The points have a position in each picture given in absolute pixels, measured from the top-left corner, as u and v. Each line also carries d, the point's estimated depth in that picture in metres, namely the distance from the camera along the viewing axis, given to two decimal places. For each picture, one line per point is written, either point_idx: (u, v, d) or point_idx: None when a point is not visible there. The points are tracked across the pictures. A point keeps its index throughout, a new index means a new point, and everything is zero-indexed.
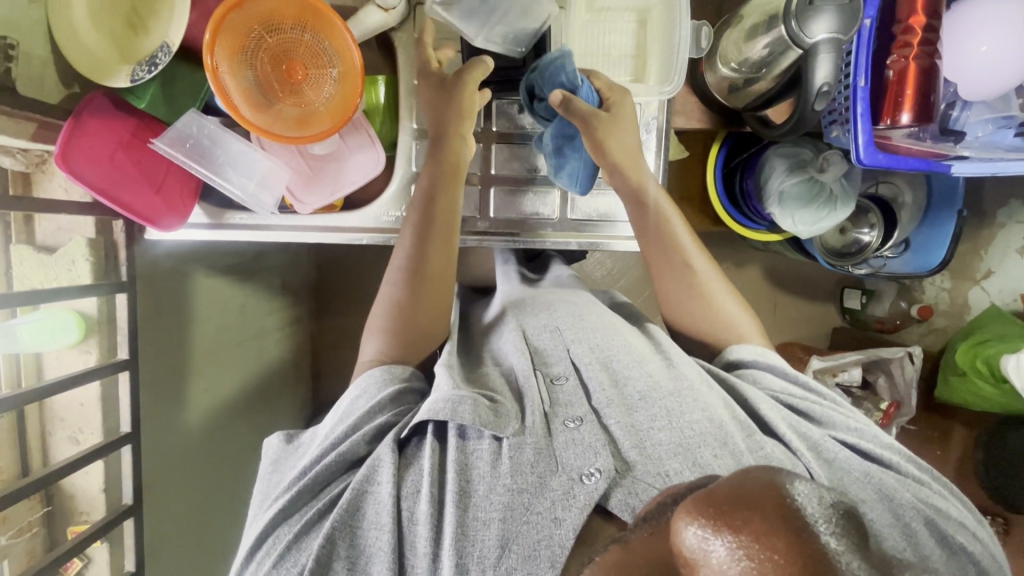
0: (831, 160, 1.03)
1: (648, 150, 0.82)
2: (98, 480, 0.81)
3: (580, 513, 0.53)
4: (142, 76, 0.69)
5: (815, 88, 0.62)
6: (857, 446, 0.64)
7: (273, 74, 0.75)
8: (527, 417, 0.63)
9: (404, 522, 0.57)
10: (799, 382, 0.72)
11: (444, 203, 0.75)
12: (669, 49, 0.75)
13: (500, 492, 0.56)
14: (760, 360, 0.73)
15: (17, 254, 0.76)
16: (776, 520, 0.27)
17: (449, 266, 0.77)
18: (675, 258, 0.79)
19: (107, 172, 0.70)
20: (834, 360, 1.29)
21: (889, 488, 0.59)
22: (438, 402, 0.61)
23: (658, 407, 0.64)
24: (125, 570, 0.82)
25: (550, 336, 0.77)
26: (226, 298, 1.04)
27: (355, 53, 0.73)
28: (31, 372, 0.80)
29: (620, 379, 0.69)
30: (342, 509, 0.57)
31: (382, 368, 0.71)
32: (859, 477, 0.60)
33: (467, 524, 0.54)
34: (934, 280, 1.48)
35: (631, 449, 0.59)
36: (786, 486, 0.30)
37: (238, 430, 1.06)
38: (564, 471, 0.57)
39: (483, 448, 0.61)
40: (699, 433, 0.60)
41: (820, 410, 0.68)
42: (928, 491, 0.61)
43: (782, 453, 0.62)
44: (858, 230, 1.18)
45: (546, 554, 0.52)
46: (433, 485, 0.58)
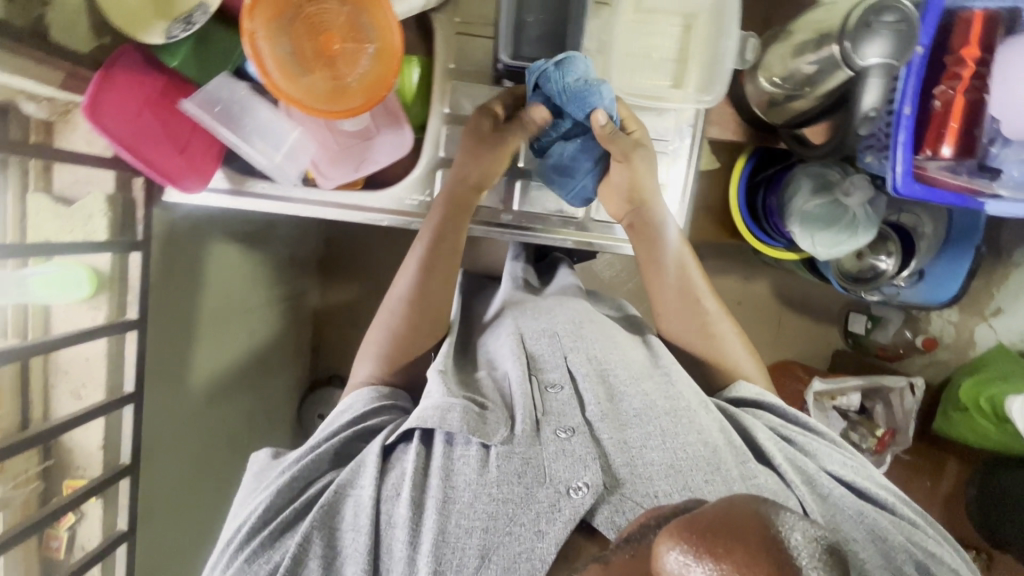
0: (857, 184, 1.02)
1: (680, 156, 0.81)
2: (96, 438, 0.80)
3: (563, 527, 0.55)
4: (179, 34, 0.67)
5: (864, 110, 0.64)
6: (851, 482, 0.64)
7: (307, 43, 0.73)
8: (517, 424, 0.64)
9: (382, 525, 0.59)
10: (797, 418, 0.72)
11: (439, 251, 0.77)
12: (714, 59, 0.75)
13: (484, 501, 0.58)
14: (759, 401, 0.72)
15: (31, 201, 0.74)
16: (755, 551, 0.27)
17: (443, 306, 0.78)
18: (689, 289, 0.79)
19: (134, 128, 0.68)
20: (836, 384, 1.29)
21: (882, 530, 0.59)
22: (428, 410, 0.63)
23: (651, 427, 0.65)
24: (118, 528, 0.82)
25: (548, 342, 0.74)
26: (237, 267, 1.04)
27: (397, 31, 0.72)
28: (38, 324, 0.78)
29: (617, 395, 0.68)
30: (320, 508, 0.60)
31: (372, 387, 0.73)
32: (852, 515, 0.61)
33: (449, 530, 0.56)
34: (942, 313, 1.49)
35: (621, 466, 0.60)
36: (771, 518, 0.29)
37: (238, 398, 1.06)
38: (552, 484, 0.58)
39: (470, 454, 0.62)
40: (691, 457, 0.61)
41: (816, 444, 0.68)
42: (921, 534, 0.62)
43: (775, 484, 0.61)
44: (875, 256, 1.16)
45: (525, 566, 0.54)
46: (414, 489, 0.60)
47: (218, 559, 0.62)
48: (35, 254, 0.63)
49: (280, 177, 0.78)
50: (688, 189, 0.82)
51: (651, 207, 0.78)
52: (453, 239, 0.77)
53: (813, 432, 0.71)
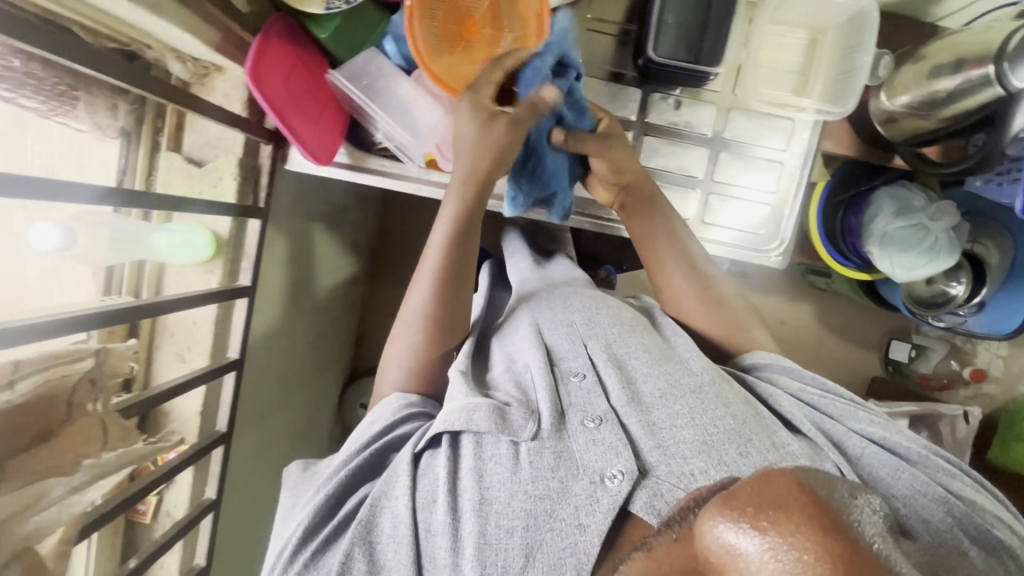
0: (944, 211, 1.04)
1: (794, 168, 0.83)
2: (194, 403, 0.80)
3: (603, 517, 0.53)
4: (338, 6, 0.68)
5: (1011, 133, 0.64)
6: (885, 439, 0.63)
7: (451, 27, 0.74)
8: (543, 418, 0.63)
9: (422, 534, 0.58)
10: (822, 384, 0.70)
11: (460, 242, 0.73)
12: (846, 73, 0.77)
13: (521, 498, 0.56)
14: (774, 364, 0.73)
15: (164, 159, 0.74)
16: (799, 515, 0.28)
17: (463, 299, 0.76)
18: (710, 282, 0.80)
19: (283, 95, 0.69)
20: (890, 408, 1.31)
21: (920, 484, 0.57)
22: (453, 412, 0.63)
23: (680, 405, 0.64)
24: (205, 497, 0.81)
25: (566, 332, 0.75)
26: (288, 244, 1.02)
27: (543, 18, 0.73)
28: (151, 283, 0.77)
29: (637, 379, 0.68)
30: (358, 525, 0.58)
31: (398, 395, 0.72)
32: (890, 474, 0.59)
33: (489, 533, 0.55)
34: (990, 346, 1.53)
35: (653, 450, 0.59)
36: (811, 486, 0.30)
37: (267, 379, 1.04)
38: (585, 474, 0.57)
39: (501, 452, 0.61)
40: (723, 431, 0.60)
41: (839, 405, 0.67)
42: (962, 483, 0.60)
43: (806, 450, 0.61)
44: (947, 283, 1.17)
45: (572, 562, 0.52)
46: (448, 494, 0.59)
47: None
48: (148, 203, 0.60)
49: (405, 157, 0.79)
50: (799, 200, 0.83)
51: (641, 182, 0.80)
52: (474, 228, 0.74)
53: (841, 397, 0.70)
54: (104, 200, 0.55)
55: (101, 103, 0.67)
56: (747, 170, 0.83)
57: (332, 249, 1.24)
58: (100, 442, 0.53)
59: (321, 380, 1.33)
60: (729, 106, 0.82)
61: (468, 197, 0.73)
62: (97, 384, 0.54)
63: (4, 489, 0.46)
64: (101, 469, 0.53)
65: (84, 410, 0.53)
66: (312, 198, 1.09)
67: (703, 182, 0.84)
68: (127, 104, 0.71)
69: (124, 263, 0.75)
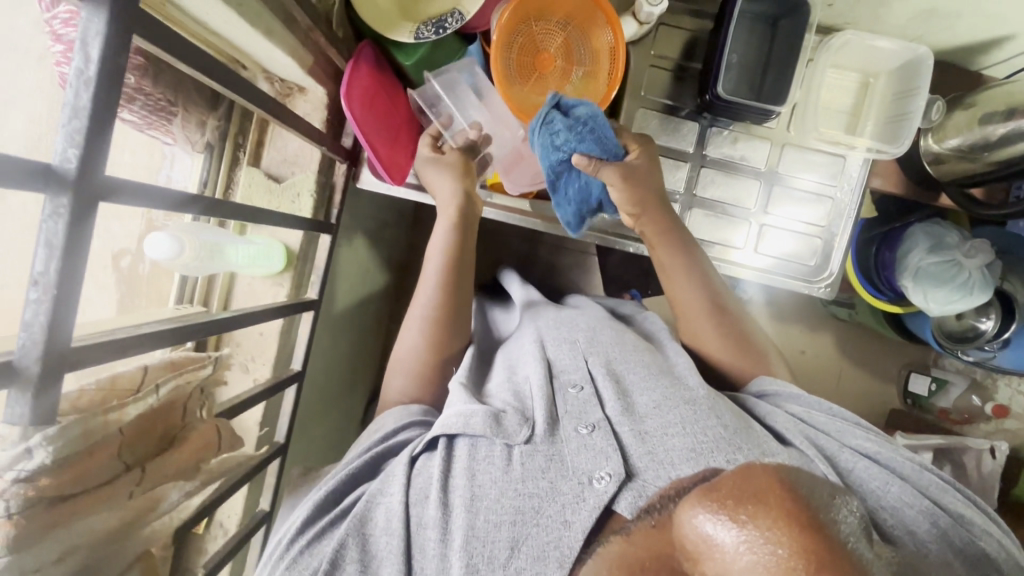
0: (980, 248, 1.05)
1: (847, 203, 0.86)
2: (256, 413, 0.80)
3: (588, 515, 0.54)
4: (427, 35, 0.70)
5: None
6: (875, 455, 0.62)
7: (528, 61, 0.78)
8: (537, 425, 0.65)
9: (414, 526, 0.59)
10: (818, 405, 0.70)
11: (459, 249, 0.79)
12: (899, 116, 0.81)
13: (511, 496, 0.58)
14: (781, 391, 0.73)
15: (245, 174, 0.76)
16: (775, 506, 0.33)
17: (461, 309, 0.80)
18: (716, 302, 0.80)
19: (369, 113, 0.72)
20: (918, 441, 1.32)
21: (909, 497, 0.57)
22: (451, 416, 0.65)
23: (673, 415, 0.64)
24: (259, 508, 0.81)
25: (568, 348, 0.77)
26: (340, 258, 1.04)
27: (617, 52, 0.76)
28: (221, 294, 0.79)
29: (633, 391, 0.69)
30: (353, 518, 0.60)
31: (401, 407, 0.74)
32: (878, 487, 0.58)
33: (478, 526, 0.56)
34: (1009, 382, 1.55)
35: (641, 457, 0.59)
36: (784, 482, 0.35)
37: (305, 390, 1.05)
38: (574, 476, 0.58)
39: (495, 454, 0.62)
40: (711, 439, 0.60)
41: (834, 423, 0.66)
42: (949, 498, 0.59)
43: (795, 458, 0.60)
44: (977, 319, 1.20)
45: (555, 555, 0.53)
46: (440, 490, 0.60)
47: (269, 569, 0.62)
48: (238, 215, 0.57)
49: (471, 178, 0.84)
50: (851, 233, 0.86)
51: (658, 208, 0.79)
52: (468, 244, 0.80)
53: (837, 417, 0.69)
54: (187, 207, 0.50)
55: (193, 119, 0.70)
56: (798, 204, 0.87)
57: (368, 264, 1.26)
58: (216, 448, 0.54)
59: (348, 395, 1.33)
60: (784, 142, 0.86)
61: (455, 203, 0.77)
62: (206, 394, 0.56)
63: (140, 489, 0.47)
64: (208, 475, 0.55)
65: (197, 419, 0.54)
66: (357, 214, 1.11)
67: (756, 214, 0.87)
68: (215, 120, 0.74)
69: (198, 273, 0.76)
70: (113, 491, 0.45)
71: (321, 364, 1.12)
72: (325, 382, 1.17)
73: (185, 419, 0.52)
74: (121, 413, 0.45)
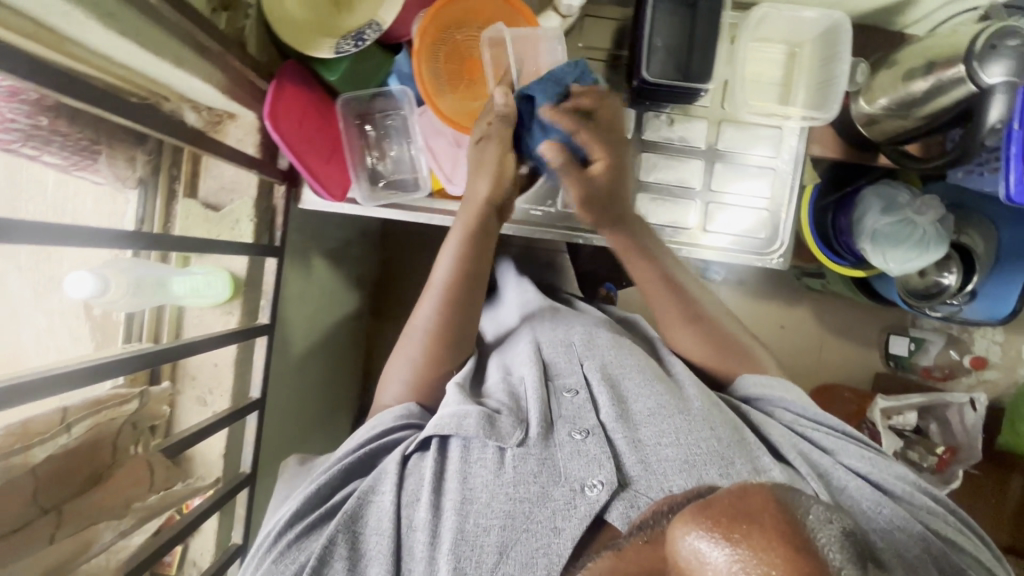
0: (929, 204, 1.08)
1: (790, 169, 0.87)
2: (219, 446, 0.79)
3: (579, 523, 0.57)
4: (348, 49, 0.71)
5: (988, 125, 0.67)
6: (866, 474, 0.65)
7: (455, 68, 0.78)
8: (530, 427, 0.67)
9: (404, 528, 0.61)
10: (809, 413, 0.72)
11: (468, 265, 0.76)
12: (826, 82, 0.81)
13: (502, 500, 0.60)
14: (768, 393, 0.75)
15: (181, 206, 0.76)
16: (768, 527, 0.31)
17: (468, 319, 0.78)
18: (697, 308, 0.82)
19: (296, 134, 0.71)
20: (898, 402, 1.33)
21: (899, 519, 0.59)
22: (444, 418, 0.66)
23: (666, 424, 0.66)
24: (232, 543, 0.80)
25: (563, 350, 0.79)
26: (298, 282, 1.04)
27: (538, 51, 0.76)
28: (170, 328, 0.78)
29: (630, 397, 0.71)
30: (344, 515, 0.62)
31: (402, 406, 0.74)
32: (868, 505, 0.61)
33: (467, 529, 0.58)
34: (986, 333, 1.55)
35: (634, 465, 0.62)
36: (782, 504, 0.33)
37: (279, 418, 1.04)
38: (566, 482, 0.61)
39: (487, 457, 0.64)
40: (705, 452, 0.63)
41: (830, 439, 0.69)
42: (936, 520, 0.62)
43: (786, 474, 0.63)
44: (939, 275, 1.22)
45: (543, 561, 0.55)
46: (433, 493, 0.62)
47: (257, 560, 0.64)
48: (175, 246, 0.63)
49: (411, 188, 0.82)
50: (797, 199, 0.87)
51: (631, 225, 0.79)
52: (485, 258, 0.77)
53: (829, 428, 0.71)
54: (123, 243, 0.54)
55: (121, 155, 0.69)
56: (741, 178, 0.87)
57: (332, 285, 1.24)
58: (147, 486, 0.60)
59: (326, 420, 1.30)
60: (720, 119, 0.87)
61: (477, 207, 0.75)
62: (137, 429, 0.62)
63: (61, 534, 0.52)
64: (144, 513, 0.59)
65: (128, 453, 0.61)
66: (312, 236, 1.11)
67: (701, 193, 0.88)
68: (144, 155, 0.73)
69: (143, 310, 0.75)
70: (31, 535, 0.50)
71: (293, 392, 1.10)
72: (299, 410, 1.14)
73: (115, 452, 0.59)
74: (28, 456, 0.51)
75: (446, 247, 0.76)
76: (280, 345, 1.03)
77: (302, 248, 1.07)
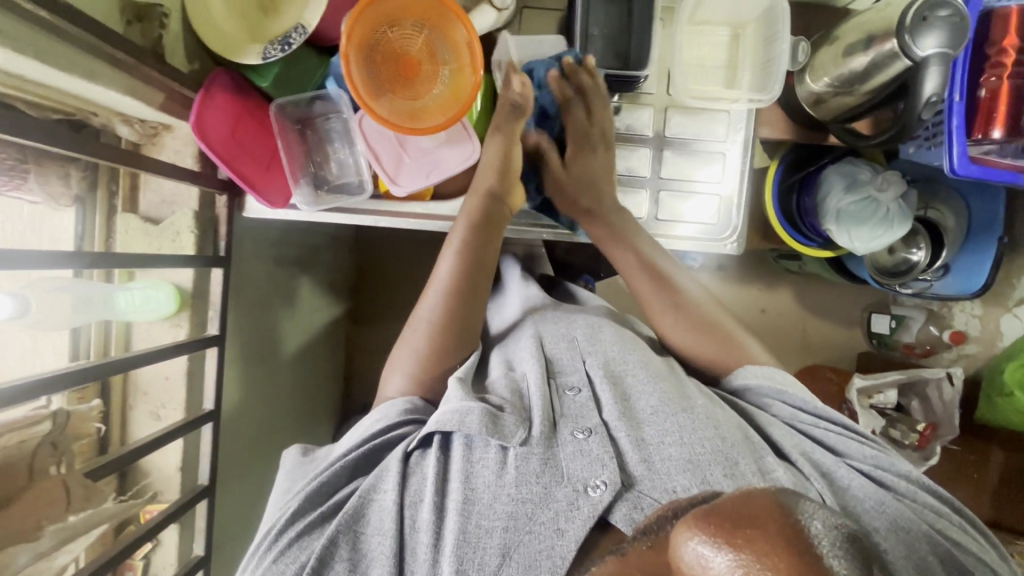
0: (890, 180, 1.07)
1: (736, 153, 0.86)
2: (175, 459, 0.79)
3: (582, 524, 0.57)
4: (274, 54, 0.70)
5: (924, 99, 0.66)
6: (869, 473, 0.65)
7: (389, 67, 0.77)
8: (534, 426, 0.66)
9: (406, 529, 0.60)
10: (815, 408, 0.72)
11: (473, 259, 0.78)
12: (767, 62, 0.80)
13: (505, 501, 0.59)
14: (766, 384, 0.74)
15: (121, 221, 0.75)
16: (774, 536, 0.32)
17: (471, 315, 0.79)
18: (702, 315, 0.80)
19: (228, 141, 0.72)
20: (875, 381, 1.31)
21: (904, 520, 0.60)
22: (446, 414, 0.65)
23: (670, 423, 0.66)
24: (193, 555, 0.80)
25: (566, 346, 0.79)
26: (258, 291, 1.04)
27: (473, 48, 0.75)
28: (118, 344, 0.78)
29: (631, 395, 0.71)
30: (346, 514, 0.61)
31: (405, 399, 0.73)
32: (873, 506, 0.61)
33: (470, 530, 0.58)
34: (964, 307, 1.49)
35: (637, 464, 0.62)
36: (785, 509, 0.34)
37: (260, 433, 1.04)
38: (569, 482, 0.60)
39: (490, 457, 0.64)
40: (709, 452, 0.62)
41: (834, 437, 0.69)
42: (941, 520, 0.62)
43: (790, 476, 0.63)
44: (908, 251, 1.21)
45: (547, 564, 0.55)
46: (436, 494, 0.62)
47: (251, 558, 0.63)
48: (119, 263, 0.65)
49: (353, 191, 0.82)
50: (746, 183, 0.87)
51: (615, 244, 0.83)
52: (487, 251, 0.80)
53: (834, 422, 0.71)
54: (57, 263, 0.57)
55: (52, 173, 0.69)
56: (689, 165, 0.87)
57: (309, 292, 1.22)
58: (62, 505, 0.56)
59: (310, 427, 1.29)
60: (666, 105, 0.86)
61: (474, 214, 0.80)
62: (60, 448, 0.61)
63: None
64: (69, 533, 0.56)
65: (47, 474, 0.58)
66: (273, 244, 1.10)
67: (651, 180, 0.87)
68: (80, 172, 0.73)
69: (89, 327, 0.75)
70: None
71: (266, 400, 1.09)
72: (279, 418, 1.12)
73: (31, 472, 0.57)
74: None
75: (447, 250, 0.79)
76: (258, 352, 1.01)
77: (273, 255, 1.05)
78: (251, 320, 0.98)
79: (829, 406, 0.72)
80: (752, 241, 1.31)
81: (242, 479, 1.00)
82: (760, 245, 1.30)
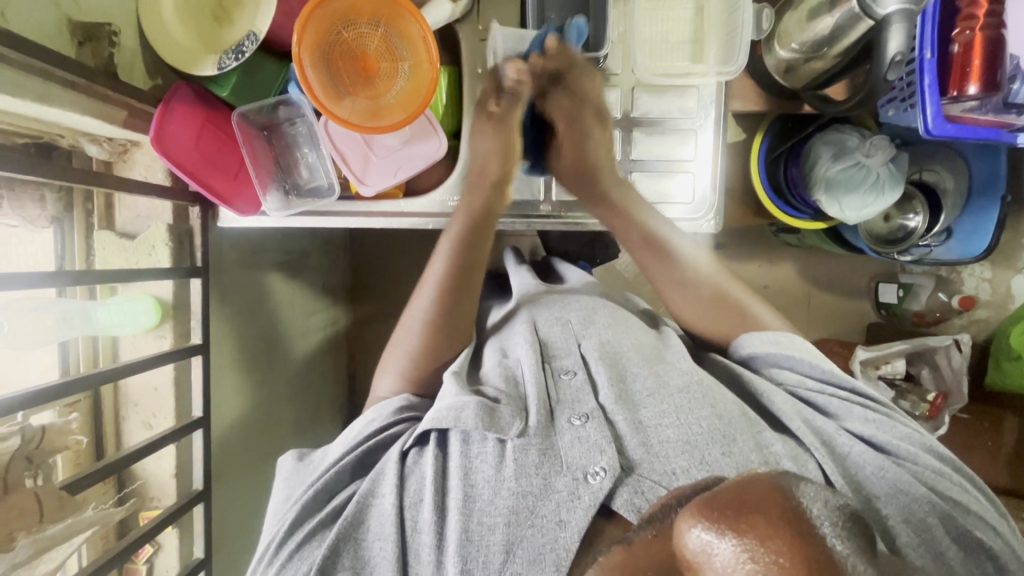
0: (878, 145, 1.03)
1: (707, 130, 0.84)
2: (169, 465, 0.82)
3: (584, 514, 0.54)
4: (229, 63, 0.72)
5: (888, 58, 0.68)
6: (873, 439, 0.62)
7: (346, 68, 0.75)
8: (530, 416, 0.64)
9: (407, 531, 0.58)
10: (817, 372, 0.69)
11: (467, 264, 0.78)
12: (731, 33, 0.78)
13: (505, 496, 0.57)
14: (772, 349, 0.72)
15: (98, 238, 0.78)
16: (779, 523, 0.30)
17: (465, 307, 0.79)
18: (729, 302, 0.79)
19: (187, 154, 0.73)
20: (880, 352, 1.27)
21: (903, 483, 0.57)
22: (440, 411, 0.64)
23: (667, 403, 0.65)
24: (193, 556, 0.83)
25: (560, 329, 0.78)
26: None
27: (427, 44, 0.74)
28: (107, 356, 0.81)
29: (627, 377, 0.70)
30: (345, 521, 0.59)
31: (402, 398, 0.73)
32: (875, 471, 0.59)
33: (472, 529, 0.56)
34: (974, 271, 1.42)
35: (636, 448, 0.60)
36: (787, 494, 0.32)
37: (269, 437, 1.06)
38: (568, 471, 0.58)
39: (487, 450, 0.62)
40: (706, 431, 0.61)
41: (835, 402, 0.66)
42: (947, 483, 0.60)
43: (790, 448, 0.61)
44: (903, 217, 1.18)
45: (551, 558, 0.53)
46: (435, 492, 0.60)
47: (255, 568, 0.61)
48: (103, 280, 0.66)
49: (323, 192, 0.84)
50: (721, 159, 0.85)
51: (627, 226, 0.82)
52: (479, 249, 0.79)
53: (835, 386, 0.68)
54: (46, 283, 0.58)
55: (28, 197, 0.71)
56: (662, 145, 0.86)
57: (306, 294, 1.22)
58: (35, 517, 0.58)
59: (319, 429, 1.29)
60: (633, 84, 0.84)
61: (472, 215, 0.79)
62: (34, 461, 0.61)
63: None
64: (46, 542, 0.58)
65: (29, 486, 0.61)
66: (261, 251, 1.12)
67: (622, 163, 0.86)
68: (54, 194, 0.75)
69: (77, 342, 0.78)
70: None
71: None
72: None
73: (4, 486, 0.58)
74: None
75: (442, 247, 0.79)
76: (254, 357, 1.01)
77: (263, 260, 1.05)
78: (245, 324, 0.99)
79: (834, 367, 0.69)
80: (744, 216, 1.28)
81: (252, 479, 1.01)
82: (753, 220, 1.27)
